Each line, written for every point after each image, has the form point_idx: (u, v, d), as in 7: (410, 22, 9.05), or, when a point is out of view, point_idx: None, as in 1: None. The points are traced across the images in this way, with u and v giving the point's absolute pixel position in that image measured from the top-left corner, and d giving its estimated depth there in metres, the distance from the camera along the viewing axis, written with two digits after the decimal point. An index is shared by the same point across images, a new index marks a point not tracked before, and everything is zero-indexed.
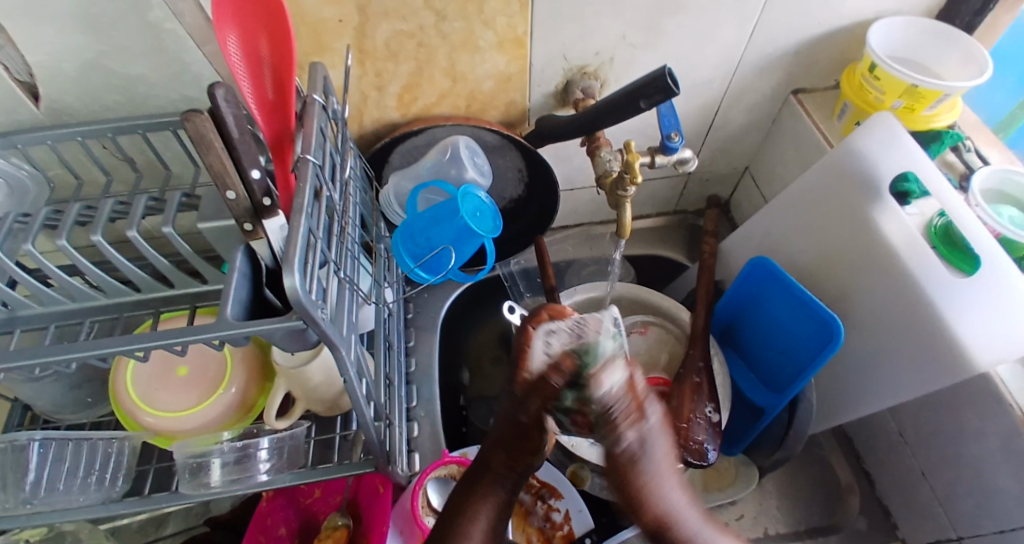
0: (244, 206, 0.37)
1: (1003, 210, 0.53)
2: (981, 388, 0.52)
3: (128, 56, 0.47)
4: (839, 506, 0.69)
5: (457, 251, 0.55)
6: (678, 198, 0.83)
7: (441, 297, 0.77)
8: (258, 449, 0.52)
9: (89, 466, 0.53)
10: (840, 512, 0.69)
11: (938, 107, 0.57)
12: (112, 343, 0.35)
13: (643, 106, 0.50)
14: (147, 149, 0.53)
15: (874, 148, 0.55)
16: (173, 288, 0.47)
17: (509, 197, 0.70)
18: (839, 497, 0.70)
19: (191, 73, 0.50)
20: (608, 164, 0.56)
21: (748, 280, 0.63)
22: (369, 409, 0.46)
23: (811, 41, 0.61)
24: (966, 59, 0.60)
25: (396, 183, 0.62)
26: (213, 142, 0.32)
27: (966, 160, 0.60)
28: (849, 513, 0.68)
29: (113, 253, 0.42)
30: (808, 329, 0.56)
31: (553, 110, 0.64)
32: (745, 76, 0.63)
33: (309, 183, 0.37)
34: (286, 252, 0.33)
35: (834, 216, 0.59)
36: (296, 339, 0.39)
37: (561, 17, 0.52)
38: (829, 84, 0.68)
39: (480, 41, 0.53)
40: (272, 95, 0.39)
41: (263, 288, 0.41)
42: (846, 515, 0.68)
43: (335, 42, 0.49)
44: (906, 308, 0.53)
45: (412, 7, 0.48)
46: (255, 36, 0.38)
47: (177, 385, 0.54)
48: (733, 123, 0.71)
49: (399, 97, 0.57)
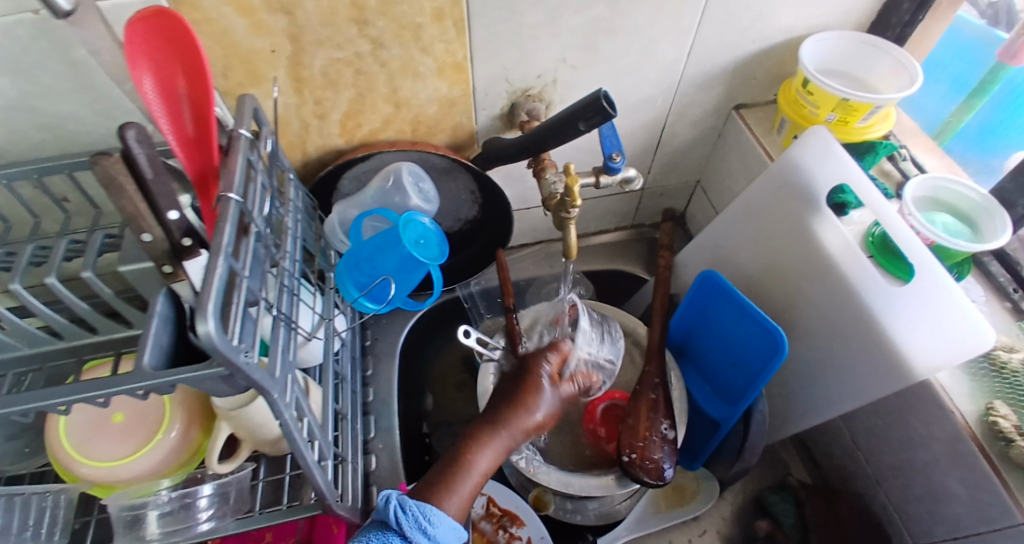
0: (162, 247, 0.36)
1: (936, 217, 0.55)
2: (924, 394, 0.53)
3: (54, 94, 0.45)
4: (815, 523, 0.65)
5: (398, 281, 0.54)
6: (634, 212, 0.84)
7: (400, 323, 0.76)
8: (198, 496, 0.51)
9: (23, 522, 0.50)
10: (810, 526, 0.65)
11: (870, 119, 0.58)
12: (34, 398, 0.34)
13: (582, 127, 0.50)
14: (76, 187, 0.51)
15: (811, 162, 0.55)
16: (94, 336, 0.45)
17: (463, 218, 0.70)
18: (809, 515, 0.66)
19: (122, 109, 0.48)
20: (553, 186, 0.56)
21: (699, 295, 0.63)
22: (311, 449, 0.44)
23: (748, 58, 0.62)
24: (899, 68, 0.61)
25: (341, 211, 0.60)
26: (124, 185, 0.32)
27: (902, 168, 0.63)
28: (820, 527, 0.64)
29: (31, 300, 0.41)
30: (757, 342, 0.57)
31: (500, 132, 0.64)
32: (687, 92, 0.64)
33: (232, 220, 0.36)
34: (201, 297, 0.31)
35: (778, 227, 0.60)
36: (224, 385, 0.38)
37: (500, 40, 0.52)
38: (769, 98, 0.69)
39: (421, 67, 0.52)
40: (192, 130, 0.38)
41: (188, 333, 0.40)
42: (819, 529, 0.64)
43: (270, 72, 0.49)
44: (851, 317, 0.53)
45: (346, 35, 0.47)
46: (171, 74, 0.37)
47: (114, 433, 0.52)
48: (680, 138, 0.72)
49: (341, 124, 0.56)
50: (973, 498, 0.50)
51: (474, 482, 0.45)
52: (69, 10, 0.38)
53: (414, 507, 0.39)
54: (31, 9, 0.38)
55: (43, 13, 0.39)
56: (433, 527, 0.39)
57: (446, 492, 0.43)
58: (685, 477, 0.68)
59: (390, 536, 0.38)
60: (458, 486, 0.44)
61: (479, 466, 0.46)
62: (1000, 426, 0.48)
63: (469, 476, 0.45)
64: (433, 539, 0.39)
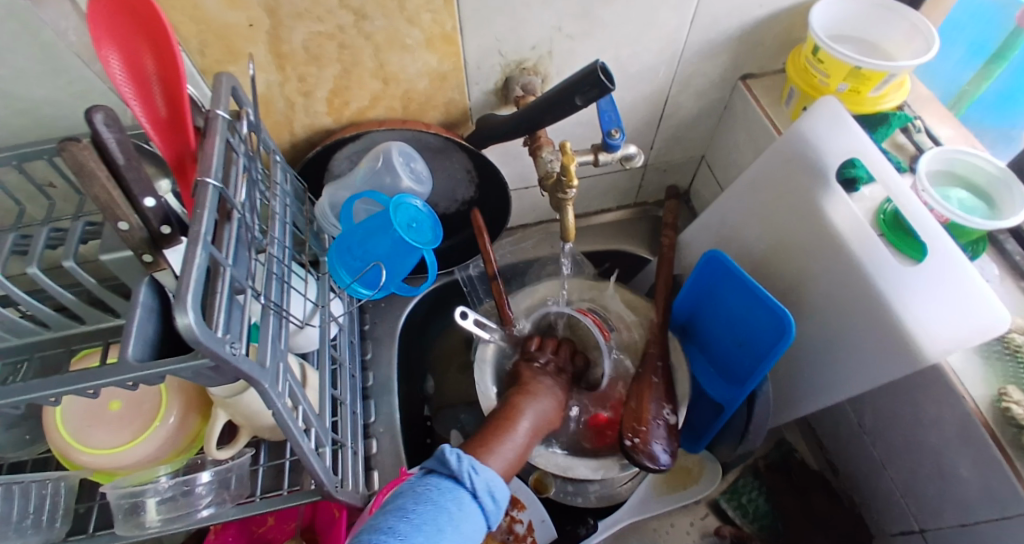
0: (139, 236, 0.35)
1: (950, 193, 0.53)
2: (934, 377, 0.51)
3: (28, 78, 0.44)
4: (802, 505, 0.68)
5: (390, 268, 0.53)
6: (636, 189, 0.82)
7: (399, 306, 0.75)
8: (197, 484, 0.50)
9: (24, 510, 0.49)
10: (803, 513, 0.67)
11: (883, 89, 0.56)
12: (19, 393, 0.33)
13: (579, 102, 0.48)
14: (60, 173, 0.50)
15: (821, 136, 0.53)
16: (79, 326, 0.45)
17: (460, 198, 0.68)
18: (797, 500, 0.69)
19: (100, 91, 0.47)
20: (550, 165, 0.54)
21: (704, 276, 0.61)
22: (306, 437, 0.44)
23: (755, 24, 0.59)
24: (914, 32, 0.57)
25: (332, 194, 0.58)
26: (95, 171, 0.30)
27: (917, 140, 0.60)
28: (810, 508, 0.68)
29: (14, 290, 0.40)
30: (763, 324, 0.55)
31: (495, 108, 0.61)
32: (691, 62, 0.61)
33: (210, 206, 0.34)
34: (179, 288, 0.30)
35: (786, 205, 0.58)
36: (213, 376, 0.37)
37: (489, 9, 0.50)
38: (777, 67, 0.66)
39: (407, 39, 0.50)
40: (166, 112, 0.36)
41: (174, 322, 0.39)
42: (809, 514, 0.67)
43: (248, 48, 0.46)
44: (859, 297, 0.52)
45: (327, 6, 0.45)
46: (139, 51, 0.34)
47: (110, 421, 0.52)
48: (684, 110, 0.69)
49: (328, 102, 0.54)
50: (983, 481, 0.49)
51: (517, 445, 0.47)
52: None
53: (483, 469, 0.40)
54: None
55: None
56: (497, 491, 0.40)
57: (487, 451, 0.44)
58: (688, 458, 0.68)
59: (460, 491, 0.38)
60: (502, 446, 0.45)
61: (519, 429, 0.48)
62: (1013, 412, 0.46)
63: (512, 439, 0.47)
64: (495, 502, 0.40)
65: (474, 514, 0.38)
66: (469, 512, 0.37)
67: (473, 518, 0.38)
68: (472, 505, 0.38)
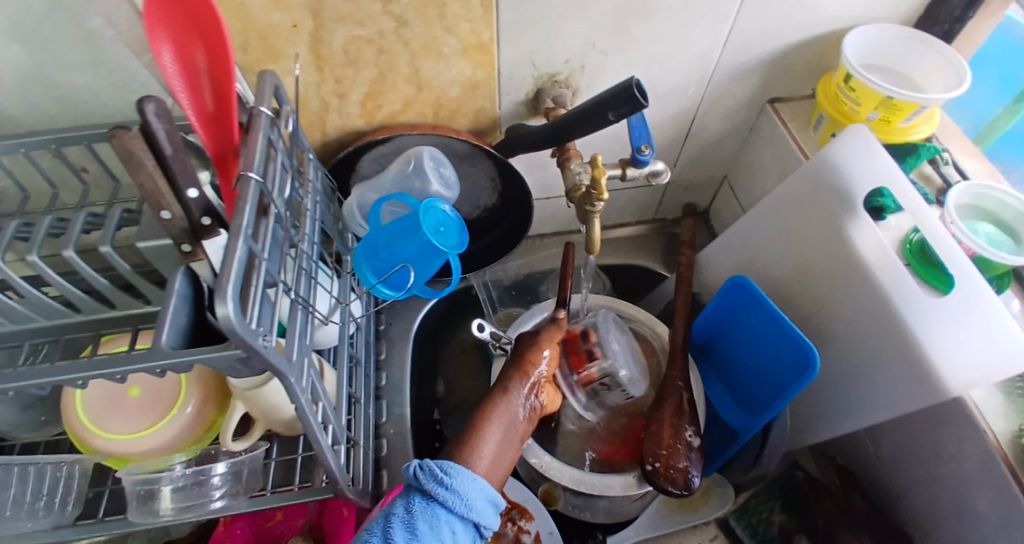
0: (180, 226, 0.35)
1: (977, 227, 0.53)
2: (955, 410, 0.51)
3: (72, 66, 0.45)
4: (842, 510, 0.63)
5: (417, 269, 0.53)
6: (656, 205, 0.82)
7: (416, 309, 0.75)
8: (212, 474, 0.51)
9: (37, 492, 0.50)
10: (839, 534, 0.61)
11: (913, 120, 0.56)
12: (52, 373, 0.34)
13: (611, 117, 0.49)
14: (95, 160, 0.51)
15: (848, 161, 0.54)
16: (114, 309, 0.46)
17: (482, 205, 0.69)
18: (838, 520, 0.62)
19: (140, 81, 0.48)
20: (577, 178, 0.55)
21: (726, 297, 0.62)
22: (325, 435, 0.44)
23: (786, 49, 0.60)
24: (946, 65, 0.58)
25: (360, 195, 0.59)
26: (142, 160, 0.30)
27: (944, 173, 0.60)
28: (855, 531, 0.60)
29: (49, 272, 0.41)
30: (784, 346, 0.55)
31: (524, 118, 0.62)
32: (720, 83, 0.62)
33: (251, 202, 0.35)
34: (220, 279, 0.31)
35: (810, 228, 0.58)
36: (241, 369, 0.38)
37: (526, 22, 0.50)
38: (805, 93, 0.67)
39: (444, 47, 0.51)
40: (212, 106, 0.37)
41: (206, 313, 0.39)
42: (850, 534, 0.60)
43: (289, 47, 0.47)
44: (881, 326, 0.52)
45: (369, 11, 0.46)
46: (190, 46, 0.35)
47: (129, 407, 0.52)
48: (710, 130, 0.69)
49: (361, 105, 0.55)
50: (1000, 518, 0.49)
51: (487, 449, 0.46)
52: None
53: (431, 463, 0.39)
54: None
55: None
56: (451, 477, 0.39)
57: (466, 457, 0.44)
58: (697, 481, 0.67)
59: (413, 495, 0.38)
60: (474, 452, 0.45)
61: (490, 436, 0.47)
62: None
63: (484, 442, 0.46)
64: (454, 489, 0.38)
65: (427, 510, 0.37)
66: (418, 510, 0.37)
67: (425, 513, 0.37)
68: (422, 502, 0.38)
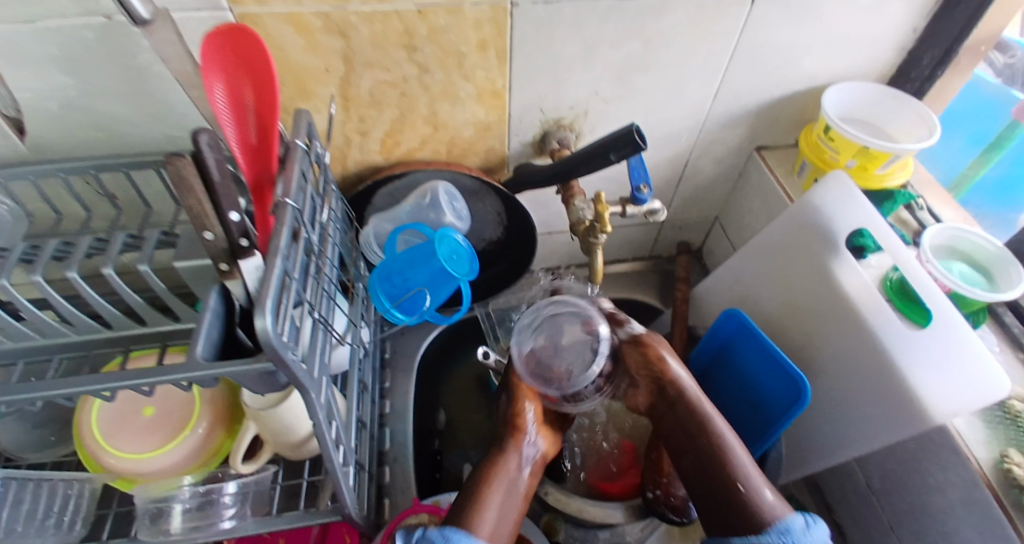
0: (220, 246, 0.37)
1: (953, 266, 0.57)
2: (941, 440, 0.54)
3: (118, 98, 0.49)
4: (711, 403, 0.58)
5: (433, 293, 0.56)
6: (652, 243, 0.86)
7: (420, 336, 0.77)
8: (222, 494, 0.52)
9: (48, 508, 0.51)
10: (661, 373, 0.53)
11: (889, 167, 0.61)
12: (80, 383, 0.35)
13: (613, 158, 0.53)
14: (130, 187, 0.54)
15: (832, 207, 0.58)
16: (144, 326, 0.48)
17: (488, 238, 0.72)
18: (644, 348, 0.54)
19: (178, 114, 0.52)
20: (582, 213, 0.58)
21: (720, 331, 0.65)
22: (337, 453, 0.45)
23: (771, 101, 0.65)
24: (920, 121, 0.64)
25: (377, 224, 0.63)
26: (193, 184, 0.33)
27: (920, 218, 0.65)
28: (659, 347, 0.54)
29: (86, 288, 0.43)
30: (778, 378, 0.58)
31: (530, 158, 0.66)
32: (712, 130, 0.67)
33: (288, 225, 0.38)
34: (260, 293, 0.34)
35: (798, 268, 0.62)
36: (264, 382, 0.40)
37: (536, 72, 0.55)
38: (790, 141, 0.72)
39: (461, 92, 0.55)
40: (255, 140, 0.41)
41: (235, 330, 0.41)
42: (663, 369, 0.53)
43: (320, 89, 0.52)
44: (869, 360, 0.55)
45: (395, 59, 0.50)
46: (240, 86, 0.39)
47: (141, 427, 0.53)
48: (703, 174, 0.74)
49: (381, 142, 0.59)
50: None
51: (489, 514, 0.47)
52: (146, 18, 0.38)
53: (436, 533, 0.43)
54: (104, 14, 0.42)
55: (114, 18, 0.42)
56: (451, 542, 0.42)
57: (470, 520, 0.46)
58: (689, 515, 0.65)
59: None
60: (475, 522, 0.45)
61: (491, 502, 0.47)
62: (1015, 474, 0.49)
63: (489, 505, 0.47)
64: None
65: None
66: None
67: None
68: None
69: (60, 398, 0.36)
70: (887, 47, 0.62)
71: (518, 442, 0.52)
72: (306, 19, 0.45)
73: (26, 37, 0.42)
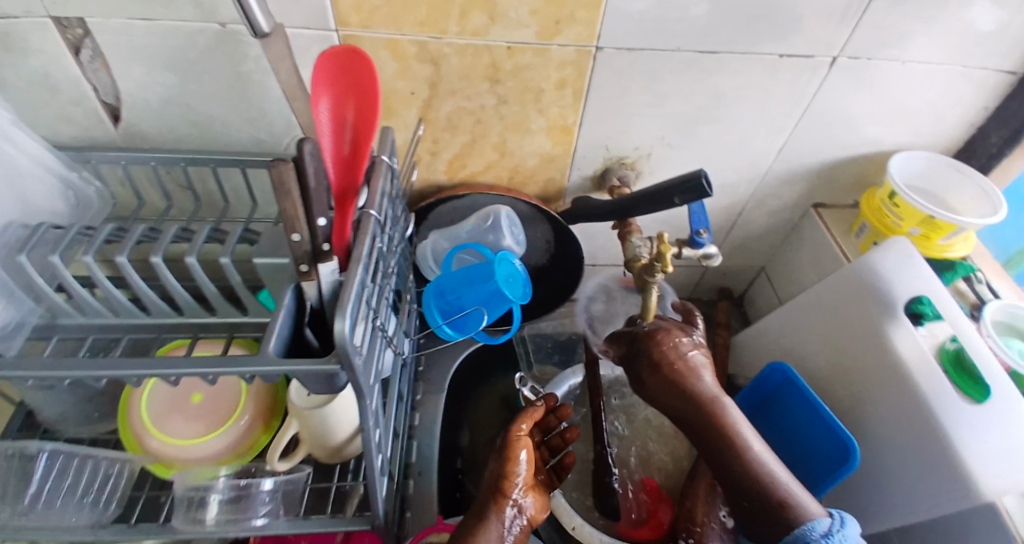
0: (305, 248, 0.38)
1: (1012, 343, 0.56)
2: (989, 522, 0.52)
3: (213, 98, 0.51)
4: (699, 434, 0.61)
5: (487, 313, 0.57)
6: (694, 286, 0.86)
7: (454, 354, 0.78)
8: (259, 489, 0.52)
9: (88, 484, 0.53)
10: (682, 376, 0.53)
11: (952, 239, 0.61)
12: (151, 366, 0.36)
13: (676, 201, 0.53)
14: (209, 181, 0.57)
15: (889, 270, 0.58)
16: (211, 316, 0.50)
17: (534, 263, 0.73)
18: (665, 361, 0.53)
19: (266, 119, 0.54)
20: (638, 250, 0.59)
21: (764, 383, 0.65)
22: (378, 460, 0.46)
23: (833, 162, 0.66)
24: (983, 196, 0.63)
25: (435, 240, 0.65)
26: (290, 189, 0.34)
27: (977, 290, 0.63)
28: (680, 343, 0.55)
29: (167, 274, 0.45)
30: (823, 441, 0.57)
31: (587, 192, 0.68)
32: (770, 183, 0.68)
33: (369, 235, 0.40)
34: (341, 298, 0.35)
35: (849, 329, 0.61)
36: (323, 382, 0.41)
37: (608, 113, 0.57)
38: (847, 202, 0.72)
39: (532, 125, 0.57)
40: (347, 152, 0.42)
41: (303, 329, 0.43)
42: (688, 378, 0.53)
43: (402, 109, 0.54)
44: (917, 432, 0.54)
45: (477, 89, 0.53)
46: (344, 103, 0.42)
47: (188, 413, 0.55)
48: (755, 224, 0.75)
49: (448, 163, 0.61)
50: None
51: None
52: (267, 31, 0.40)
53: None
54: (218, 22, 0.44)
55: (227, 26, 0.45)
56: None
57: None
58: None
59: None
60: None
61: None
62: None
63: None
64: None
65: None
66: None
67: None
68: None
69: (126, 379, 0.36)
70: (957, 122, 0.62)
71: (503, 507, 0.50)
72: (403, 46, 0.48)
73: (144, 35, 0.45)
